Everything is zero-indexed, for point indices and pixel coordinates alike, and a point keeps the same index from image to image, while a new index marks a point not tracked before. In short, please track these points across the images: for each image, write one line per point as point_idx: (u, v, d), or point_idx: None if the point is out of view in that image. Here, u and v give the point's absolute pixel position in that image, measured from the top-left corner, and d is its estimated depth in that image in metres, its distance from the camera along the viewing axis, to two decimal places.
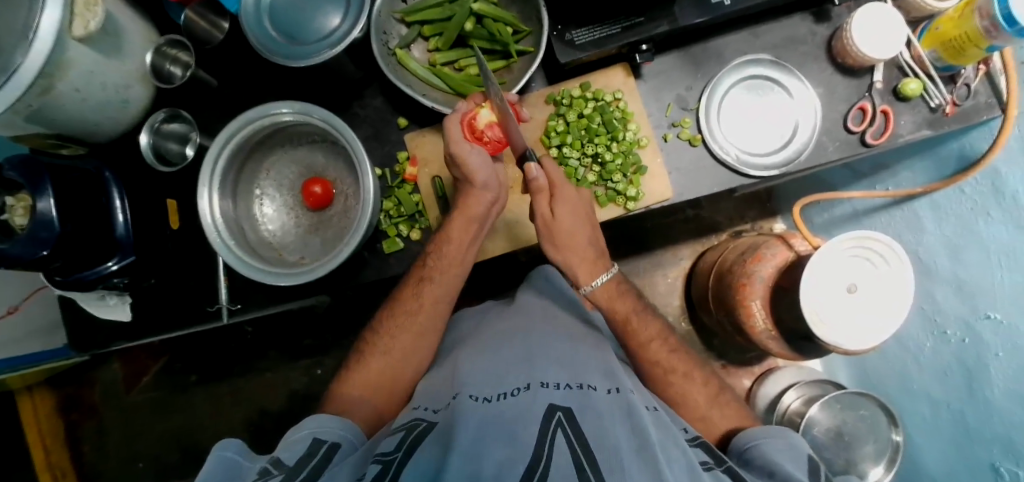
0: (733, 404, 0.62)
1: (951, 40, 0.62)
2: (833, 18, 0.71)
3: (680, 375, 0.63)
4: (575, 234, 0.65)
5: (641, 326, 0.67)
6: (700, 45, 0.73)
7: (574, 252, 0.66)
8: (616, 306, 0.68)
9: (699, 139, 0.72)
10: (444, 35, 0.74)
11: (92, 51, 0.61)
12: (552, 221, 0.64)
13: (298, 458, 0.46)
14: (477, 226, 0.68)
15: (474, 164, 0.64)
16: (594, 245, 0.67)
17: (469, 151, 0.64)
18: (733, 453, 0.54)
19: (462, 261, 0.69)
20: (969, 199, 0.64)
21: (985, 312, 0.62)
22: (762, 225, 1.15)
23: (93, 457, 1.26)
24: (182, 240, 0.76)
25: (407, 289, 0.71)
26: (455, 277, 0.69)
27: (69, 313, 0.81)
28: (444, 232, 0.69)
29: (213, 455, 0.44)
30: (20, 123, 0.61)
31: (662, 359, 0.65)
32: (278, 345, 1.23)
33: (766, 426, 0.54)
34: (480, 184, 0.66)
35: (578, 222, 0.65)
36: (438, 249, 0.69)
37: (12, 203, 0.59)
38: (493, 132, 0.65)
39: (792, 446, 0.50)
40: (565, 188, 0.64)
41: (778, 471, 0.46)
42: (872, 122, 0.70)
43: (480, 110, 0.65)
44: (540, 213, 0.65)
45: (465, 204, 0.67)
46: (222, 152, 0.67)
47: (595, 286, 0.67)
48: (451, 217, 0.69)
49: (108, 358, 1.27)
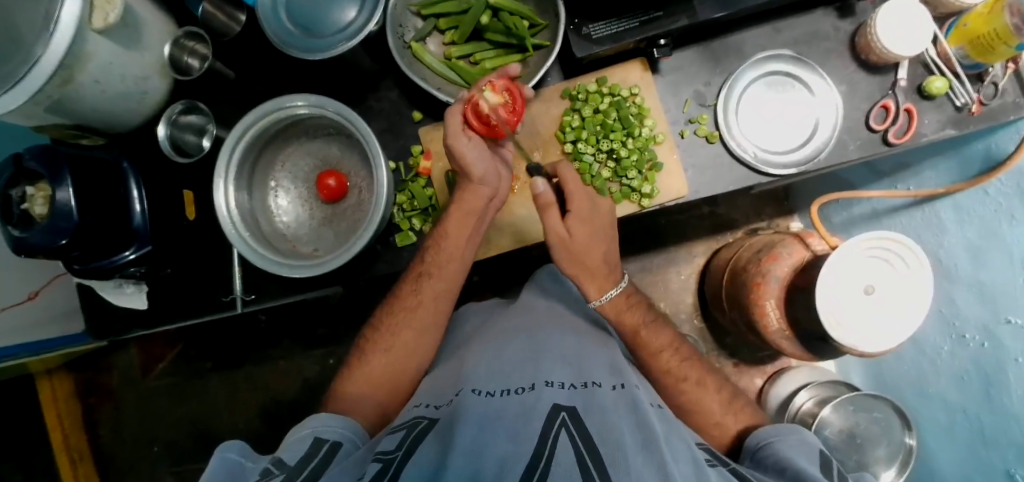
0: (744, 402, 0.61)
1: (980, 37, 0.60)
2: (857, 13, 0.70)
3: (689, 377, 0.62)
4: (591, 249, 0.66)
5: (648, 328, 0.67)
6: (720, 40, 0.72)
7: (585, 268, 0.66)
8: (624, 318, 0.68)
9: (716, 136, 0.71)
10: (459, 29, 0.74)
11: (111, 42, 0.62)
12: (570, 240, 0.65)
13: (299, 458, 0.46)
14: (476, 219, 0.68)
15: (470, 155, 0.63)
16: (607, 262, 0.66)
17: (465, 144, 0.62)
18: (747, 452, 0.53)
19: (462, 256, 0.69)
20: (994, 202, 0.63)
21: (1006, 317, 0.60)
22: (779, 223, 1.14)
23: (111, 439, 1.29)
24: (198, 231, 0.77)
25: (406, 286, 0.71)
26: (454, 272, 0.69)
27: (87, 300, 0.82)
28: (442, 227, 0.68)
29: (216, 455, 0.45)
30: (42, 114, 0.62)
31: (669, 360, 0.64)
32: (292, 334, 1.25)
33: (778, 424, 0.54)
34: (478, 178, 0.65)
35: (594, 239, 0.66)
36: (436, 245, 0.69)
37: (32, 193, 0.60)
38: (499, 114, 0.62)
39: (804, 443, 0.49)
40: (579, 202, 0.66)
41: (789, 468, 0.45)
42: (894, 120, 0.68)
43: (484, 92, 0.61)
44: (556, 233, 0.65)
45: (461, 199, 0.67)
46: (238, 144, 0.68)
47: (605, 299, 0.67)
48: (448, 211, 0.68)
49: (125, 344, 1.29)
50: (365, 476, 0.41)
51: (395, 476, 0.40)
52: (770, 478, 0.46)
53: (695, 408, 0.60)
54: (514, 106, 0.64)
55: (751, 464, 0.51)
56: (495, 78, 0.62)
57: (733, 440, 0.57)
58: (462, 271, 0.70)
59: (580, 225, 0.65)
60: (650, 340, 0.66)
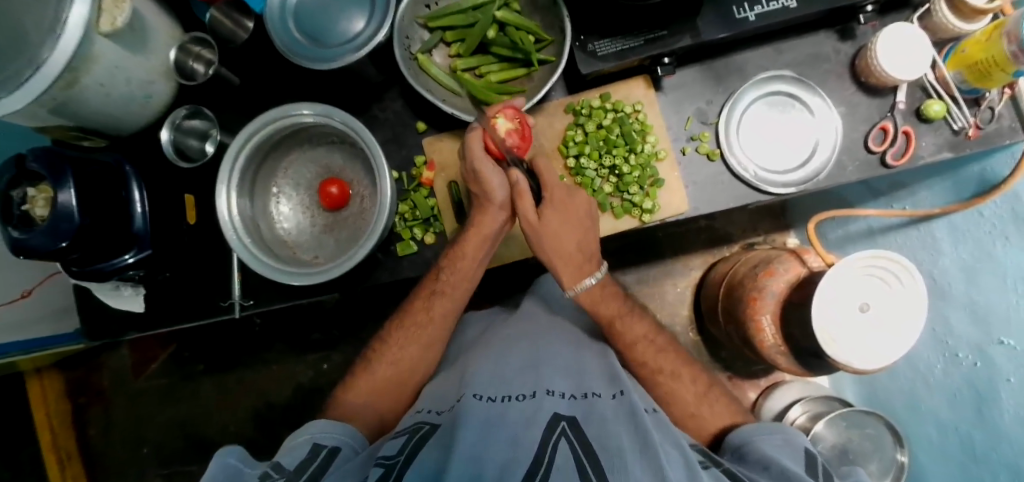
0: (718, 393, 0.62)
1: (977, 63, 0.61)
2: (857, 36, 0.71)
3: (664, 368, 0.63)
4: (565, 235, 0.65)
5: (624, 319, 0.67)
6: (723, 59, 0.73)
7: (558, 255, 0.65)
8: (600, 309, 0.67)
9: (717, 154, 0.72)
10: (466, 41, 0.74)
11: (118, 46, 0.62)
12: (538, 225, 0.64)
13: (298, 463, 0.47)
14: (490, 244, 0.67)
15: (493, 181, 0.65)
16: (582, 249, 0.66)
17: (490, 169, 0.64)
18: (729, 449, 0.54)
19: (473, 276, 0.69)
20: (988, 223, 0.64)
21: (999, 338, 0.61)
22: (776, 239, 1.15)
23: (100, 441, 1.28)
24: (197, 235, 0.76)
25: (417, 302, 0.70)
26: (465, 291, 0.70)
27: (83, 301, 0.82)
28: (458, 248, 0.67)
29: (215, 460, 0.45)
30: (45, 115, 0.62)
31: (645, 351, 0.64)
32: (286, 338, 1.24)
33: (762, 422, 0.54)
34: (498, 203, 0.66)
35: (567, 226, 0.65)
36: (450, 264, 0.68)
37: (34, 193, 0.60)
38: (512, 138, 0.65)
39: (789, 442, 0.50)
40: (558, 192, 0.65)
41: (773, 465, 0.46)
42: (892, 142, 0.69)
43: (496, 119, 0.65)
44: (526, 216, 0.64)
45: (478, 220, 0.67)
46: (241, 151, 0.68)
47: (581, 289, 0.66)
48: (465, 232, 0.67)
49: (117, 344, 1.28)
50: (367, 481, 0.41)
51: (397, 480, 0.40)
52: (754, 475, 0.46)
53: (672, 401, 0.60)
54: (526, 131, 0.66)
55: (734, 460, 0.52)
56: (505, 107, 0.66)
57: (713, 436, 0.57)
58: (470, 290, 0.70)
59: (553, 212, 0.64)
60: (626, 339, 0.65)
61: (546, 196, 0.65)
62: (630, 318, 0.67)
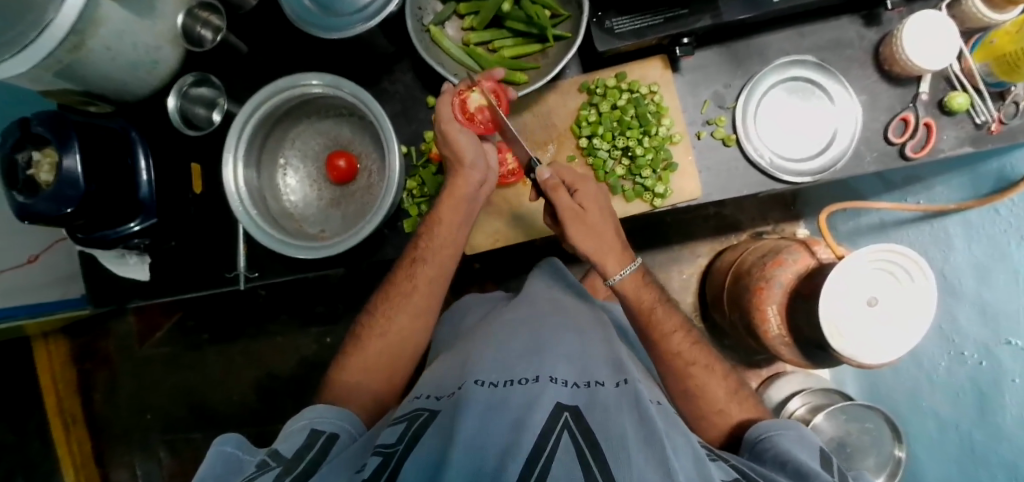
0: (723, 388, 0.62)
1: (1005, 55, 0.60)
2: (883, 22, 0.69)
3: (698, 361, 0.62)
4: (603, 222, 0.62)
5: (664, 307, 0.65)
6: (743, 41, 0.71)
7: (603, 241, 0.62)
8: (641, 295, 0.64)
9: (733, 139, 0.70)
10: (479, 15, 0.72)
11: (125, 9, 0.60)
12: (584, 211, 0.61)
13: (297, 449, 0.47)
14: (467, 205, 0.66)
15: (463, 144, 0.62)
16: (618, 233, 0.64)
17: (458, 132, 0.62)
18: (746, 445, 0.53)
19: (455, 244, 0.68)
20: (1004, 221, 0.63)
21: (1007, 338, 0.61)
22: (785, 228, 1.13)
23: (104, 405, 1.29)
24: (204, 204, 0.77)
25: (400, 273, 0.69)
26: (448, 258, 0.68)
27: (87, 267, 0.82)
28: (434, 214, 0.67)
29: (213, 448, 0.47)
30: (50, 78, 0.61)
31: (683, 342, 0.63)
32: (291, 310, 1.25)
33: (777, 419, 0.54)
34: (469, 164, 0.64)
35: (602, 213, 0.63)
36: (428, 232, 0.67)
37: (39, 158, 0.60)
38: (484, 114, 0.64)
39: (803, 438, 0.50)
40: (581, 179, 0.63)
41: (790, 462, 0.46)
42: (913, 134, 0.68)
43: (470, 93, 0.63)
44: (568, 206, 0.60)
45: (452, 187, 0.65)
46: (248, 121, 0.67)
47: (625, 274, 0.63)
48: (439, 199, 0.66)
49: (122, 311, 1.29)
50: (365, 469, 0.41)
51: (395, 470, 0.40)
52: (771, 471, 0.46)
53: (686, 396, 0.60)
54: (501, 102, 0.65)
55: (750, 456, 0.52)
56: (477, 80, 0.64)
57: (730, 430, 0.58)
58: (454, 259, 0.69)
59: (587, 188, 0.63)
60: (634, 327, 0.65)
61: (575, 190, 0.62)
62: (667, 306, 0.66)
